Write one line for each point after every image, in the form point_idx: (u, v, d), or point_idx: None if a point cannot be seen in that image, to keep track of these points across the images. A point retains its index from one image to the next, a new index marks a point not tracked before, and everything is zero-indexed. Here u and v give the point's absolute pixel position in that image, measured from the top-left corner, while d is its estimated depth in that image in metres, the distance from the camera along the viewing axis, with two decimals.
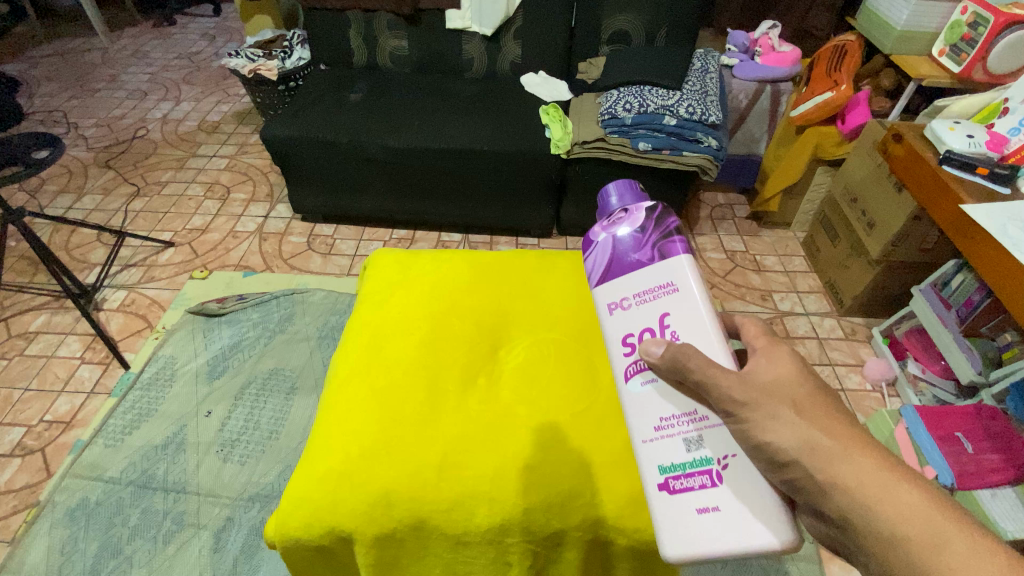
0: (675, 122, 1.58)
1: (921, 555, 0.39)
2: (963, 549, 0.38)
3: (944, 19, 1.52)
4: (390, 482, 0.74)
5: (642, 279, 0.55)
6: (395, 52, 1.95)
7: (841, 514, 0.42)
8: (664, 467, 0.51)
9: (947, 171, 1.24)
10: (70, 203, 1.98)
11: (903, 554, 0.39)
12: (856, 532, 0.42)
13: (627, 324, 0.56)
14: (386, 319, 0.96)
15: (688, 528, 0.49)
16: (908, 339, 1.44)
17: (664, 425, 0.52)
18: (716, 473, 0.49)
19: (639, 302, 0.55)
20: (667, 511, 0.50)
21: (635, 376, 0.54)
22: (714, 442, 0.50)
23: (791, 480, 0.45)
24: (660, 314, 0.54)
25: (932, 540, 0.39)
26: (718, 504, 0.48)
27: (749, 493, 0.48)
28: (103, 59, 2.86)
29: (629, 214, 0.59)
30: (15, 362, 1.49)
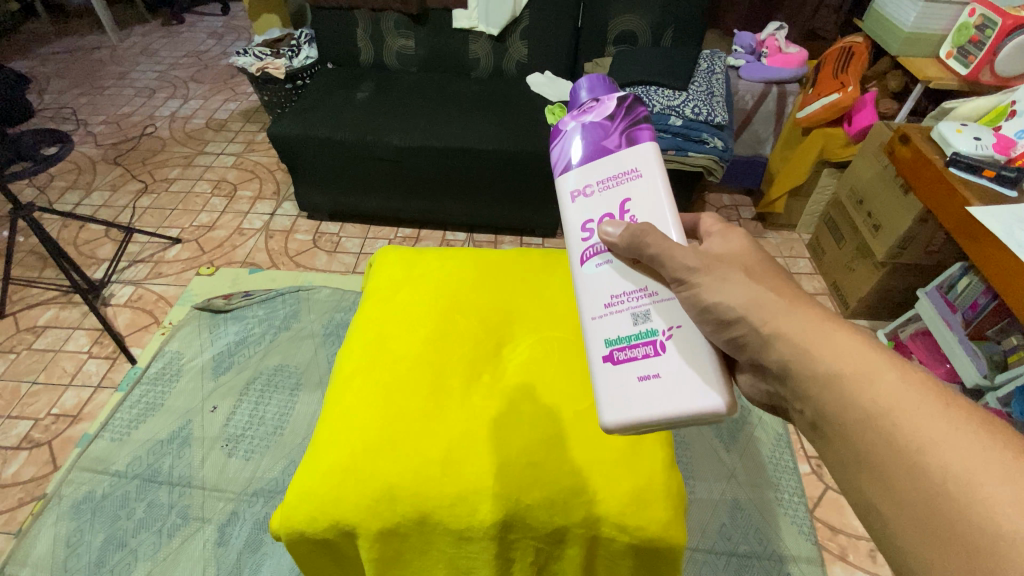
0: (681, 122, 1.59)
1: (856, 387, 0.44)
2: (894, 379, 0.43)
3: (951, 21, 1.52)
4: (394, 478, 0.75)
5: (608, 166, 0.59)
6: (402, 52, 1.96)
7: (782, 363, 0.48)
8: (610, 340, 0.56)
9: (954, 173, 1.23)
10: (79, 199, 2.00)
11: (840, 390, 0.44)
12: (795, 376, 0.48)
13: (589, 210, 0.59)
14: (391, 315, 0.96)
15: (628, 392, 0.54)
16: (914, 343, 1.44)
17: (614, 302, 0.56)
18: (660, 343, 0.54)
19: (602, 188, 0.59)
20: (610, 378, 0.55)
21: (591, 259, 0.58)
22: (663, 315, 0.54)
23: (735, 337, 0.51)
24: (622, 200, 0.58)
25: (867, 374, 0.44)
26: (659, 371, 0.53)
27: (690, 360, 0.52)
28: (112, 57, 2.88)
29: (600, 103, 0.61)
30: (23, 356, 1.51)
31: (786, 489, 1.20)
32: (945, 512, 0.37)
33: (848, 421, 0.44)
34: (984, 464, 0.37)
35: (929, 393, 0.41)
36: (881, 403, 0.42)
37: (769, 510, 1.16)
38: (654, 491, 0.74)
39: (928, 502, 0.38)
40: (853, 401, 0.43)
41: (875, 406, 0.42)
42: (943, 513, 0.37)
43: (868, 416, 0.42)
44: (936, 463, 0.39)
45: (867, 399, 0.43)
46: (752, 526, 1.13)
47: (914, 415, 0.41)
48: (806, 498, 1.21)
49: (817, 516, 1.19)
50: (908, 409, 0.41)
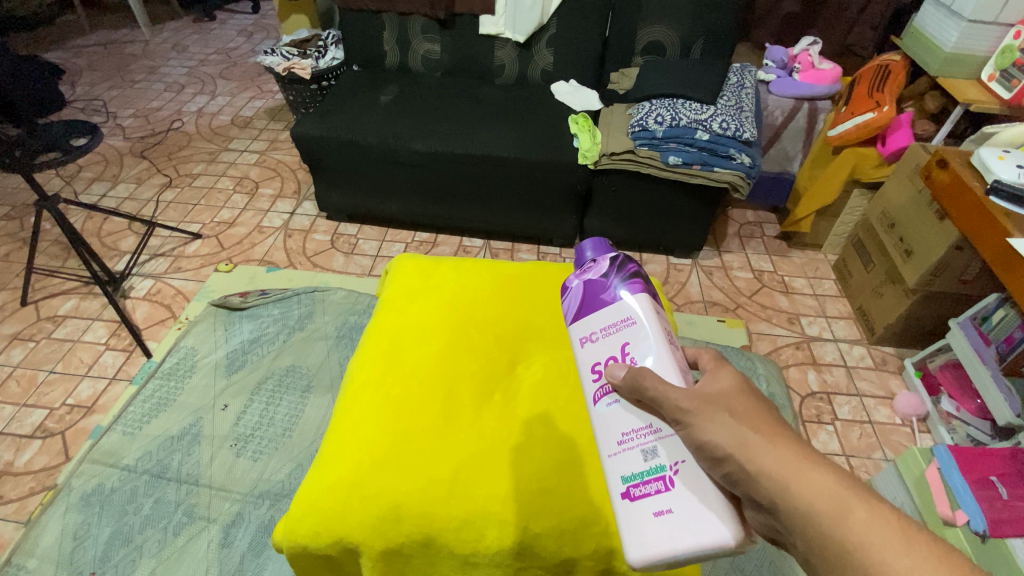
0: (708, 137, 1.55)
1: (829, 523, 0.42)
2: (863, 517, 0.42)
3: (994, 44, 1.47)
4: (402, 497, 0.73)
5: (607, 315, 0.63)
6: (427, 56, 1.95)
7: (769, 501, 0.45)
8: (625, 477, 0.55)
9: (994, 202, 1.18)
10: (104, 191, 2.03)
11: (815, 529, 0.43)
12: (783, 513, 0.44)
13: (595, 354, 0.63)
14: (406, 327, 0.95)
15: (645, 531, 0.52)
16: (942, 374, 1.39)
17: (625, 439, 0.56)
18: (669, 478, 0.53)
19: (605, 335, 0.62)
20: (628, 517, 0.54)
21: (601, 399, 0.60)
22: (668, 451, 0.54)
23: (729, 474, 0.48)
24: (622, 344, 0.61)
25: (839, 512, 0.42)
26: (670, 508, 0.51)
27: (699, 494, 0.51)
28: (143, 51, 2.93)
29: (597, 263, 0.68)
30: (42, 344, 1.52)
31: None
32: None
33: (829, 559, 0.42)
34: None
35: (893, 529, 0.41)
36: (853, 540, 0.41)
37: None
38: None
39: None
40: (829, 540, 0.42)
41: (849, 543, 0.41)
42: None
43: (841, 556, 0.41)
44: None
45: (841, 538, 0.42)
46: (766, 558, 1.09)
47: (883, 552, 0.40)
48: None
49: None
50: (879, 549, 0.40)
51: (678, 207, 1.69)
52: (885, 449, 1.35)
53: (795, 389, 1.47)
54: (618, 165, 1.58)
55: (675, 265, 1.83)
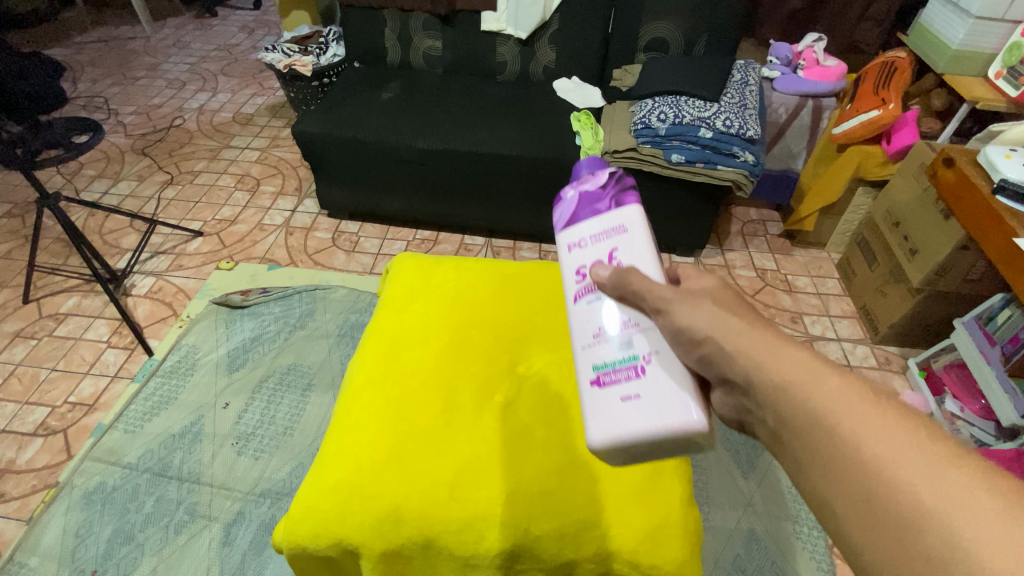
0: (711, 135, 1.54)
1: (798, 386, 0.40)
2: (836, 382, 0.39)
3: (1002, 40, 1.45)
4: (401, 499, 0.73)
5: (599, 222, 0.59)
6: (428, 53, 1.94)
7: (745, 377, 0.44)
8: (597, 365, 0.55)
9: (1001, 201, 1.17)
10: (106, 188, 2.03)
11: (784, 397, 0.41)
12: (757, 390, 0.43)
13: (582, 259, 0.60)
14: (406, 326, 0.95)
15: (611, 413, 0.52)
16: (947, 374, 1.38)
17: (601, 331, 0.56)
18: (640, 366, 0.52)
19: (595, 241, 0.59)
20: (595, 404, 0.53)
21: (583, 297, 0.58)
22: (644, 341, 0.53)
23: (704, 355, 0.47)
24: (611, 250, 0.58)
25: (811, 378, 0.40)
26: (638, 393, 0.51)
27: (669, 381, 0.50)
28: (145, 48, 2.93)
29: (595, 175, 0.63)
30: (44, 342, 1.53)
31: (806, 522, 1.15)
32: (890, 515, 0.34)
33: (797, 426, 0.40)
34: (917, 458, 0.34)
35: (862, 392, 0.38)
36: (821, 403, 0.39)
37: (786, 543, 1.12)
38: (670, 527, 0.72)
39: (870, 506, 0.35)
40: (798, 406, 0.40)
41: (818, 408, 0.39)
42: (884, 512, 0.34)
43: (809, 421, 0.39)
44: (865, 459, 0.36)
45: (810, 402, 0.39)
46: (768, 559, 1.09)
47: (853, 411, 0.37)
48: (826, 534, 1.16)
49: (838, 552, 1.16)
50: (848, 408, 0.38)
51: (680, 205, 1.68)
52: None
53: None
54: (621, 162, 1.58)
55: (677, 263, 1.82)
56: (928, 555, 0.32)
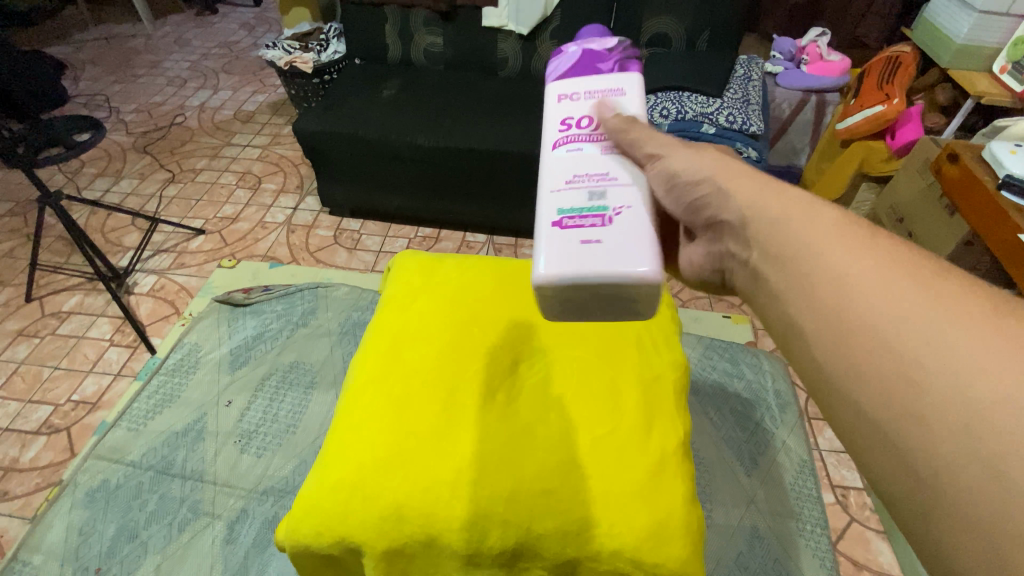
0: (713, 131, 1.53)
1: (793, 224, 0.46)
2: (828, 220, 0.45)
3: (1007, 34, 1.44)
4: (403, 498, 0.72)
5: (599, 81, 0.61)
6: (429, 49, 1.93)
7: (739, 213, 0.50)
8: (563, 209, 0.55)
9: (1007, 198, 1.15)
10: (108, 186, 2.03)
11: (775, 230, 0.47)
12: (749, 225, 0.50)
13: (572, 111, 0.61)
14: (408, 323, 0.94)
15: (569, 250, 0.51)
16: None
17: (576, 182, 0.56)
18: (608, 217, 0.53)
19: (589, 98, 0.61)
20: (552, 237, 0.52)
21: (563, 146, 0.59)
22: (615, 197, 0.54)
23: (698, 198, 0.54)
24: (603, 109, 0.60)
25: (805, 218, 0.46)
26: (601, 239, 0.51)
27: (632, 233, 0.52)
28: (146, 46, 2.92)
29: (603, 40, 0.64)
30: (47, 341, 1.53)
31: (809, 520, 1.15)
32: (860, 313, 0.39)
33: (786, 253, 0.46)
34: (890, 272, 0.40)
35: (856, 233, 0.44)
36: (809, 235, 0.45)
37: (789, 541, 1.11)
38: (674, 526, 0.71)
39: (842, 308, 0.41)
40: (789, 237, 0.46)
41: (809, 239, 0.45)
42: (854, 311, 0.40)
43: (798, 249, 0.45)
44: (846, 273, 0.41)
45: (802, 233, 0.46)
46: (770, 557, 1.09)
47: (840, 241, 0.43)
48: (829, 531, 1.16)
49: (841, 550, 1.16)
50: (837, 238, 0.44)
51: None
52: None
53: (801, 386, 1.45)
54: None
55: None
56: (896, 344, 0.37)
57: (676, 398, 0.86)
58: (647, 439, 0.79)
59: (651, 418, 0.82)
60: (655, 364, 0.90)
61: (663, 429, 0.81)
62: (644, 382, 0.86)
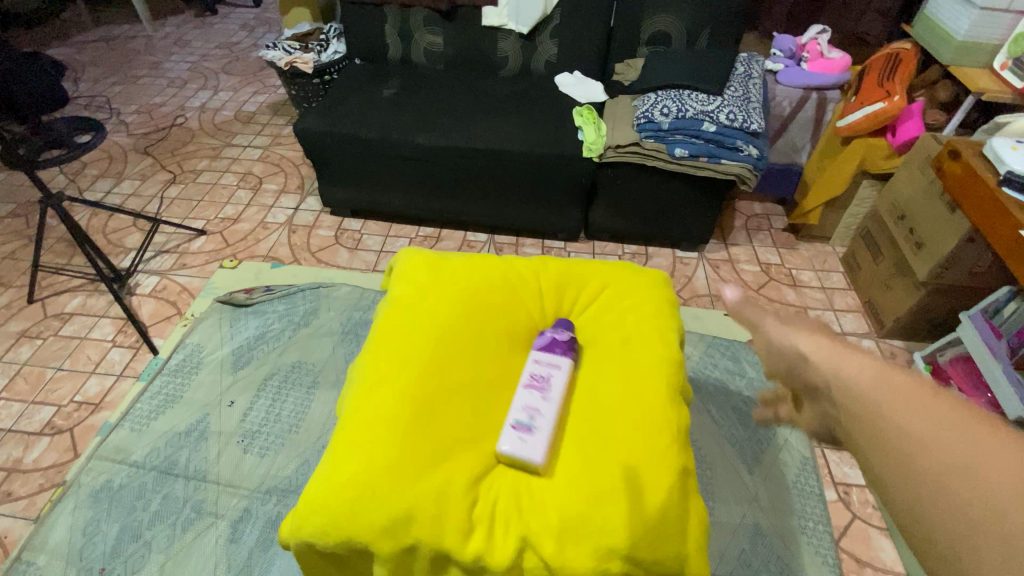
0: (714, 129, 1.53)
1: (829, 353, 0.57)
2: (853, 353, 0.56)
3: (1008, 30, 1.44)
4: (408, 496, 0.73)
5: (550, 355, 0.89)
6: (429, 49, 1.93)
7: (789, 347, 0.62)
8: (511, 417, 0.81)
9: (1007, 193, 1.16)
10: (109, 187, 2.03)
11: (817, 355, 0.58)
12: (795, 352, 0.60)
13: (533, 366, 0.87)
14: (411, 322, 0.95)
15: (504, 440, 0.78)
16: (953, 367, 1.37)
17: (522, 400, 0.83)
18: (530, 426, 0.79)
19: (541, 364, 0.87)
20: (499, 434, 0.80)
21: (523, 382, 0.85)
22: (540, 417, 0.80)
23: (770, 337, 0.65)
24: (548, 375, 0.86)
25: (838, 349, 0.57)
26: (522, 436, 0.78)
27: (539, 440, 0.78)
28: (146, 47, 2.92)
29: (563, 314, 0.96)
30: (49, 342, 1.53)
31: (812, 517, 1.15)
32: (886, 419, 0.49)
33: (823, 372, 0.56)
34: (904, 391, 0.50)
35: (875, 367, 0.54)
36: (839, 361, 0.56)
37: (791, 538, 1.11)
38: (674, 522, 0.72)
39: (874, 412, 0.50)
40: (824, 360, 0.57)
41: (838, 365, 0.56)
42: (882, 419, 0.49)
43: (835, 369, 0.55)
44: (870, 391, 0.52)
45: (833, 358, 0.56)
46: (773, 554, 1.09)
47: (864, 368, 0.54)
48: (832, 528, 1.16)
49: (844, 547, 1.16)
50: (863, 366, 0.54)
51: (684, 199, 1.67)
52: None
53: None
54: (623, 157, 1.57)
55: (681, 258, 1.81)
56: (916, 456, 0.46)
57: (677, 394, 0.86)
58: (649, 435, 0.80)
59: (653, 414, 0.82)
60: (657, 362, 0.90)
61: (664, 425, 0.81)
62: (646, 379, 0.87)
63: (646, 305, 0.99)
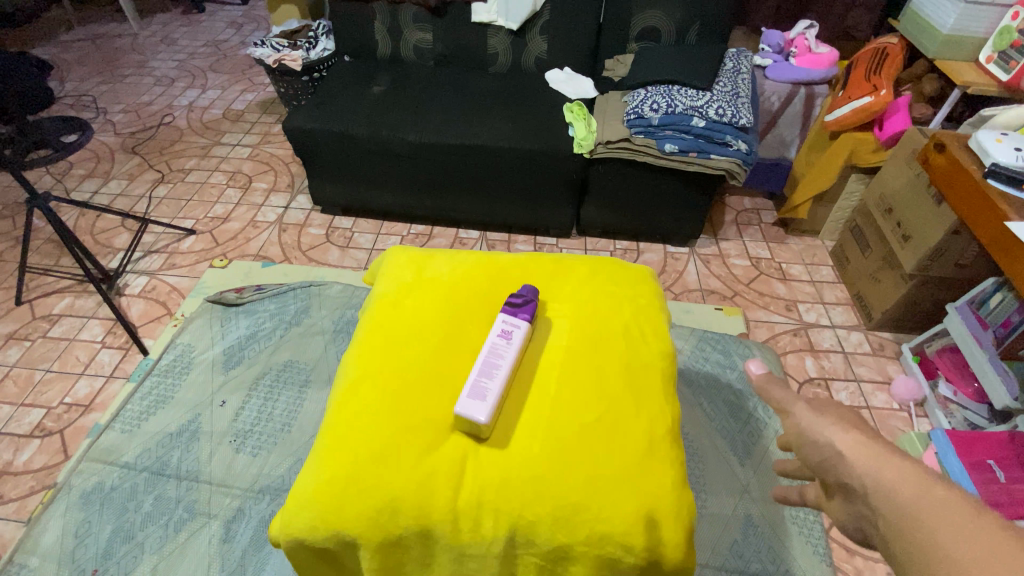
0: (704, 124, 1.53)
1: (833, 436, 0.53)
2: (856, 435, 0.52)
3: (993, 24, 1.46)
4: (398, 489, 0.73)
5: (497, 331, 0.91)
6: (419, 45, 1.93)
7: (795, 427, 0.58)
8: None
9: (993, 185, 1.18)
10: (96, 188, 2.01)
11: (819, 441, 0.54)
12: (802, 436, 0.57)
13: None
14: (401, 318, 0.94)
15: None
16: (941, 358, 1.39)
17: None
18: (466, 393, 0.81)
19: None
20: None
21: None
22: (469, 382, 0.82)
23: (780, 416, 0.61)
24: None
25: (838, 429, 0.54)
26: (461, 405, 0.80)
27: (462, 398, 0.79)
28: (132, 45, 2.89)
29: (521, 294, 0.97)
30: (38, 344, 1.52)
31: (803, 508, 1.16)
32: (909, 519, 0.44)
33: (825, 457, 0.53)
34: (906, 482, 0.46)
35: (876, 448, 0.50)
36: (842, 443, 0.52)
37: (782, 528, 1.13)
38: (663, 511, 0.72)
39: (895, 514, 0.46)
40: (826, 443, 0.53)
41: (840, 448, 0.52)
42: (903, 519, 0.45)
43: (837, 456, 0.52)
44: (884, 484, 0.47)
45: (835, 442, 0.53)
46: (764, 544, 1.10)
47: (869, 456, 0.50)
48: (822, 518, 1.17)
49: (834, 537, 1.17)
50: (868, 453, 0.50)
51: (674, 195, 1.68)
52: (883, 433, 1.35)
53: (793, 376, 1.47)
54: (614, 153, 1.58)
55: (672, 253, 1.82)
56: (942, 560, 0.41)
57: (664, 385, 0.87)
58: (637, 425, 0.80)
59: (638, 403, 0.83)
60: (643, 352, 0.91)
61: (650, 414, 0.82)
62: (631, 369, 0.87)
63: (635, 299, 0.99)
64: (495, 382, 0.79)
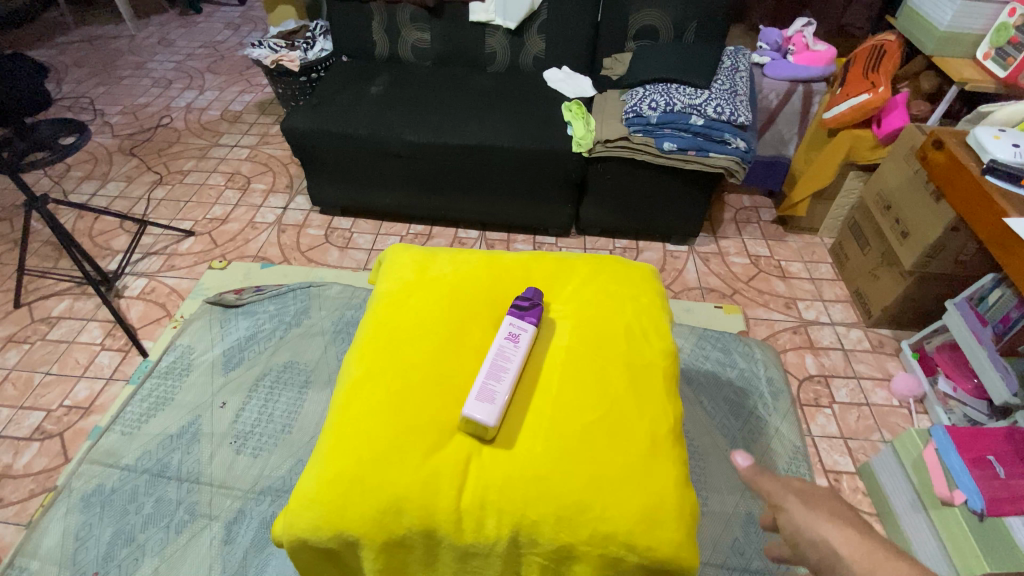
0: (702, 122, 1.53)
1: (832, 538, 0.58)
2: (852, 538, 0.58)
3: (990, 21, 1.45)
4: (401, 490, 0.73)
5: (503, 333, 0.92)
6: (417, 45, 1.92)
7: (792, 526, 0.62)
8: None
9: (991, 181, 1.18)
10: (95, 189, 2.01)
11: (819, 542, 0.59)
12: (801, 536, 0.61)
13: None
14: (403, 318, 0.94)
15: None
16: (940, 355, 1.39)
17: None
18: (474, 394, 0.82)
19: None
20: None
21: None
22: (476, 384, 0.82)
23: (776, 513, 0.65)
24: None
25: (836, 533, 0.59)
26: None
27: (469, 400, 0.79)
28: (129, 47, 2.89)
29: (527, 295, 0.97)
30: (37, 346, 1.52)
31: None
32: None
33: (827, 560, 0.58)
34: None
35: (876, 551, 0.55)
36: (840, 545, 0.57)
37: None
38: (666, 510, 0.72)
39: None
40: (827, 545, 0.58)
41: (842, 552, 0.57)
42: None
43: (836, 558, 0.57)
44: None
45: (836, 545, 0.58)
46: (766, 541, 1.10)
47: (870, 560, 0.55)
48: None
49: None
50: (867, 557, 0.55)
51: (673, 193, 1.68)
52: (883, 430, 1.36)
53: (793, 373, 1.47)
54: (612, 152, 1.58)
55: (672, 252, 1.82)
56: None
57: (665, 384, 0.87)
58: (638, 424, 0.80)
59: (640, 403, 0.83)
60: (645, 351, 0.91)
61: (653, 413, 0.82)
62: (634, 368, 0.87)
63: (635, 298, 0.99)
64: (502, 385, 0.80)
